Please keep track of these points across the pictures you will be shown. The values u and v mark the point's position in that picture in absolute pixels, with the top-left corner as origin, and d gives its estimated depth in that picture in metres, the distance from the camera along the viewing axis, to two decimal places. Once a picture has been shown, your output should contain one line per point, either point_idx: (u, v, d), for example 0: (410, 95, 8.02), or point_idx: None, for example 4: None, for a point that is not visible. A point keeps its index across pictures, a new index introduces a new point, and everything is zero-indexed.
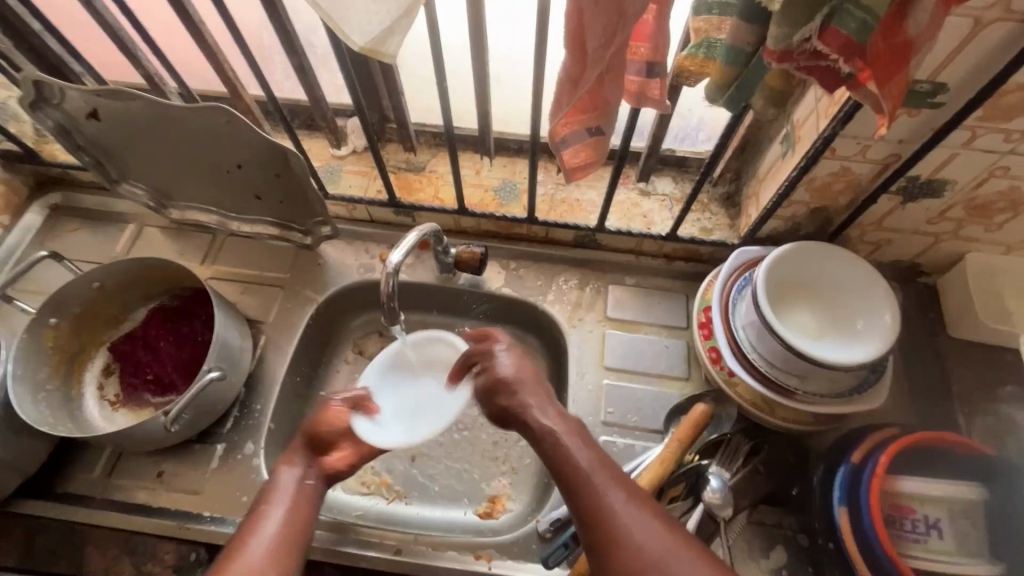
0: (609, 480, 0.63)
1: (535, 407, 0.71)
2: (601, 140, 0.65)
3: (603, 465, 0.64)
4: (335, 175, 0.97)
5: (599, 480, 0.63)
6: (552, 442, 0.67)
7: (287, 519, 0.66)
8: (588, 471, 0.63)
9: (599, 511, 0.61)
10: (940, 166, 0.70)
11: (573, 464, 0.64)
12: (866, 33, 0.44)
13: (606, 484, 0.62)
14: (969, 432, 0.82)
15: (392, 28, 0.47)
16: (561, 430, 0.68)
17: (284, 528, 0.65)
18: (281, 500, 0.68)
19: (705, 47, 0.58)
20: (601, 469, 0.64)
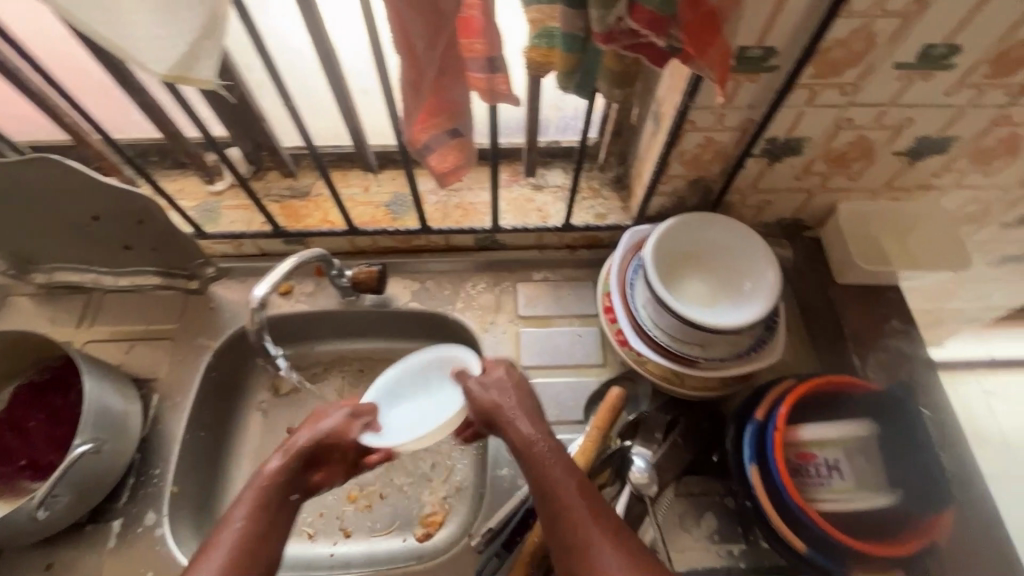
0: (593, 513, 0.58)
1: (517, 419, 0.66)
2: (463, 141, 0.64)
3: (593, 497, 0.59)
4: (213, 212, 0.91)
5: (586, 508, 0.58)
6: (535, 458, 0.62)
7: (258, 534, 0.57)
8: (575, 500, 0.58)
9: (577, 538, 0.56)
10: (792, 125, 0.73)
11: (558, 491, 0.59)
12: (668, 7, 0.46)
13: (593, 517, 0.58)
14: (866, 369, 0.87)
15: (194, 53, 0.45)
16: (547, 441, 0.64)
17: (243, 537, 0.56)
18: (253, 506, 0.59)
19: (546, 37, 0.55)
20: (589, 498, 0.59)
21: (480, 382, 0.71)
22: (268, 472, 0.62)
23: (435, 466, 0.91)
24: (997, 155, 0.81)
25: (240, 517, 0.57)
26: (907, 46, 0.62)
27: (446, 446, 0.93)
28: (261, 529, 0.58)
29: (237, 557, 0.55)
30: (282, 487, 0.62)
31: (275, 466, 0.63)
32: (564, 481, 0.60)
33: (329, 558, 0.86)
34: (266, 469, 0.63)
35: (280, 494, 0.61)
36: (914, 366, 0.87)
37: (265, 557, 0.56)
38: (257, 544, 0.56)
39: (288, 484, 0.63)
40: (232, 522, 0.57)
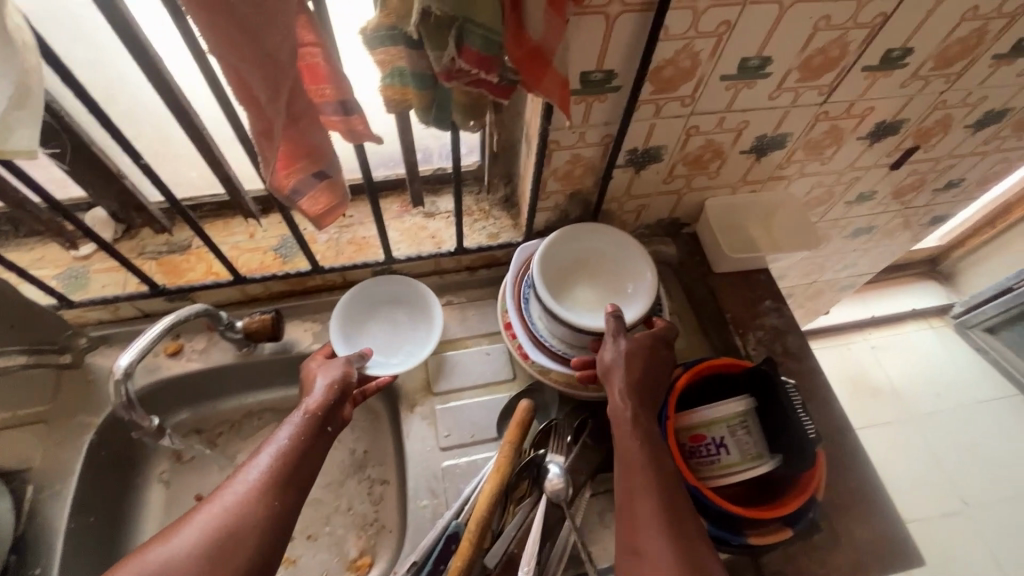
0: (660, 517, 0.60)
1: (613, 390, 0.70)
2: (332, 181, 0.64)
3: (664, 503, 0.61)
4: (82, 278, 0.86)
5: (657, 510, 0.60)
6: (624, 446, 0.66)
7: (298, 452, 0.64)
8: (652, 495, 0.61)
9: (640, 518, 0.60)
10: (647, 136, 0.79)
11: (634, 466, 0.64)
12: (492, 47, 0.48)
13: (659, 520, 0.59)
14: (749, 348, 0.95)
15: (6, 125, 0.42)
16: (642, 439, 0.66)
17: (280, 457, 0.63)
18: (296, 429, 0.66)
19: (398, 76, 0.57)
20: (660, 499, 0.61)
21: (630, 362, 0.71)
22: (313, 401, 0.69)
23: (357, 507, 0.90)
24: (825, 145, 0.92)
25: (286, 436, 0.65)
26: (727, 61, 0.70)
27: (367, 485, 0.91)
28: (303, 449, 0.64)
29: (276, 468, 0.62)
30: (320, 416, 0.68)
31: (316, 398, 0.70)
32: (640, 476, 0.63)
33: None
34: (307, 401, 0.69)
35: (317, 424, 0.67)
36: (788, 338, 0.96)
37: (302, 474, 0.63)
38: (295, 464, 0.63)
39: (326, 415, 0.68)
40: (280, 437, 0.65)
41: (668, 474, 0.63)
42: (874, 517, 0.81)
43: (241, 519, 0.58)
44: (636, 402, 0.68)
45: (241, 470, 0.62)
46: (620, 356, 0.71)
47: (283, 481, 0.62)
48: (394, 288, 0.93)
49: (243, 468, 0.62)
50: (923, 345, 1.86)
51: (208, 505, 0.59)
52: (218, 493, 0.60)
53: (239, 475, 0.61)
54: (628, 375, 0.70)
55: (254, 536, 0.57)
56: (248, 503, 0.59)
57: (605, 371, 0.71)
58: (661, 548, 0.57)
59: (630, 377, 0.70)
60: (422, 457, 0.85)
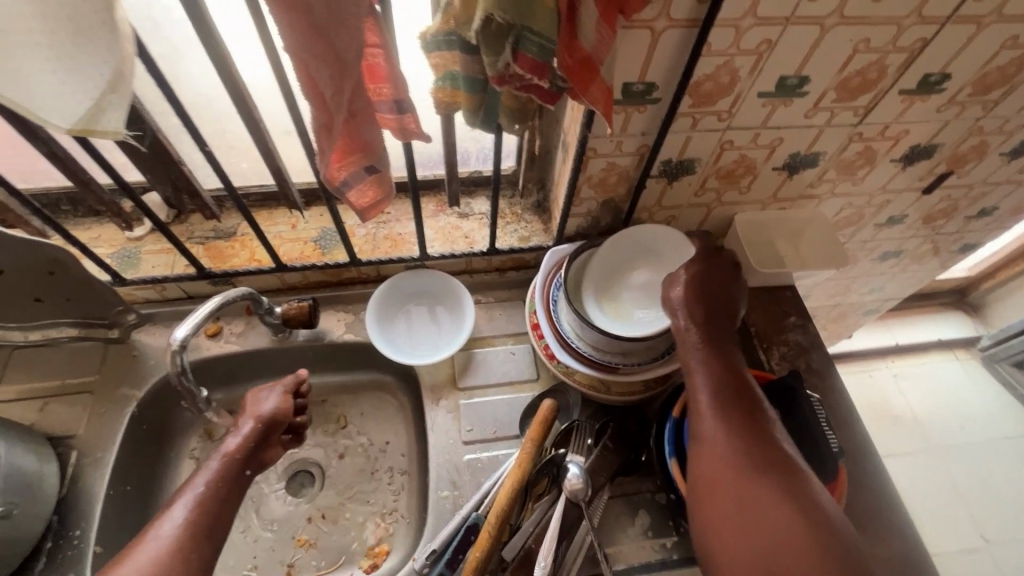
0: (724, 417, 0.64)
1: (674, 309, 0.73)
2: (379, 176, 0.68)
3: (726, 405, 0.65)
4: (133, 258, 0.90)
5: (726, 411, 0.64)
6: (688, 356, 0.70)
7: (221, 495, 0.64)
8: (717, 399, 0.66)
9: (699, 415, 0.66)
10: (682, 148, 0.82)
11: (693, 373, 0.69)
12: (547, 55, 0.51)
13: (722, 421, 0.64)
14: (772, 363, 0.96)
15: (100, 106, 0.46)
16: (704, 349, 0.69)
17: (198, 505, 0.61)
18: (214, 473, 0.65)
19: (450, 79, 0.61)
20: (721, 399, 0.65)
21: (686, 283, 0.72)
22: (233, 444, 0.69)
23: (377, 494, 0.92)
24: (858, 166, 0.93)
25: (204, 482, 0.64)
26: (766, 78, 0.72)
27: (388, 474, 0.94)
28: (224, 493, 0.64)
29: (195, 518, 0.60)
30: (240, 459, 0.68)
31: (235, 442, 0.70)
32: (702, 381, 0.67)
33: None
34: (226, 445, 0.69)
35: (236, 467, 0.67)
36: (812, 354, 0.97)
37: (226, 516, 0.63)
38: (217, 507, 0.63)
39: (246, 457, 0.69)
40: (197, 485, 0.64)
41: (734, 379, 0.67)
42: (890, 539, 0.81)
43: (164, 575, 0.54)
44: (698, 315, 0.71)
45: (149, 529, 0.58)
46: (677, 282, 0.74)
47: (205, 528, 0.60)
48: (414, 281, 0.97)
49: (153, 526, 0.58)
50: (947, 376, 1.82)
51: (130, 556, 0.55)
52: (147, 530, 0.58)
53: (149, 533, 0.57)
54: (685, 295, 0.72)
55: None
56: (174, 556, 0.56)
57: (666, 296, 0.74)
58: (724, 444, 0.62)
59: (688, 294, 0.72)
60: (445, 449, 0.87)
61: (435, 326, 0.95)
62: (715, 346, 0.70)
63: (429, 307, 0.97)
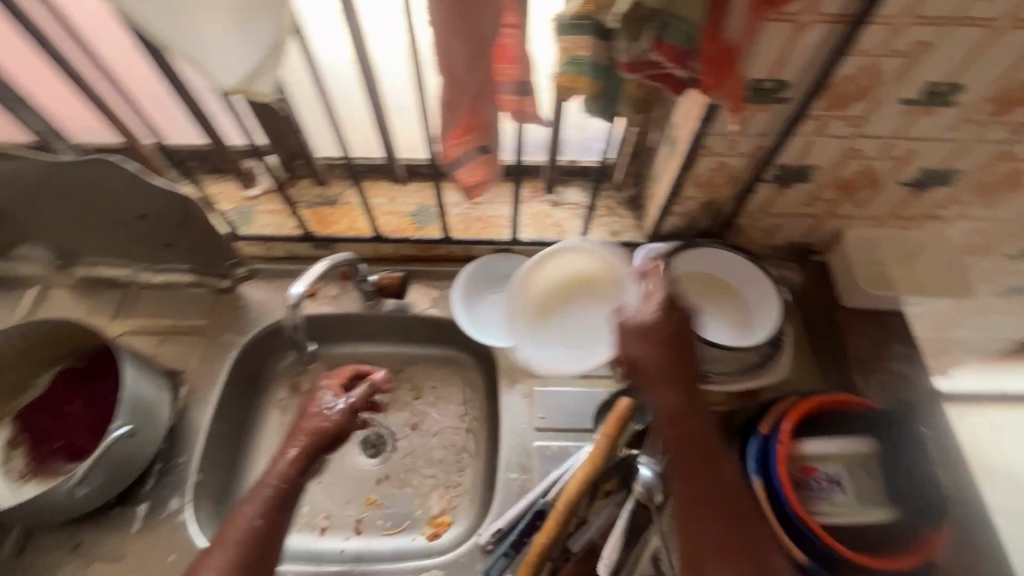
0: (690, 441, 0.74)
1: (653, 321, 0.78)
2: (490, 157, 0.68)
3: (703, 436, 0.72)
4: (248, 215, 0.97)
5: (711, 450, 0.70)
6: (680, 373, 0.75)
7: (273, 526, 0.62)
8: (699, 429, 0.73)
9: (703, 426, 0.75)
10: (801, 153, 0.77)
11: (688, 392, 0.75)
12: (690, 43, 0.50)
13: (699, 451, 0.72)
14: (869, 391, 0.89)
15: (260, 69, 0.50)
16: (683, 381, 0.74)
17: (250, 536, 0.60)
18: (266, 501, 0.63)
19: (574, 64, 0.58)
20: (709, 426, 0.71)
21: (638, 323, 0.78)
22: (280, 466, 0.66)
23: (444, 467, 0.94)
24: (999, 189, 0.84)
25: (252, 514, 0.62)
26: (912, 84, 0.66)
27: (456, 450, 0.95)
28: (272, 525, 0.62)
29: (247, 551, 0.60)
30: (294, 480, 0.66)
31: (283, 464, 0.66)
32: (684, 413, 0.73)
33: (342, 552, 0.89)
34: (274, 468, 0.66)
35: (291, 490, 0.65)
36: (917, 389, 0.89)
37: (280, 546, 0.62)
38: (269, 537, 0.61)
39: (301, 478, 0.67)
40: (247, 515, 0.62)
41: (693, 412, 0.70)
42: None
43: None
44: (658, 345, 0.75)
45: (203, 556, 0.59)
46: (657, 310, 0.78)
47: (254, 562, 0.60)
48: (505, 263, 0.98)
49: (205, 553, 0.59)
50: None
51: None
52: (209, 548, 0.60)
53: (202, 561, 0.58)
54: (655, 324, 0.77)
55: None
56: None
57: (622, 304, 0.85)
58: (699, 482, 0.69)
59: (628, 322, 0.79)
60: (517, 433, 0.88)
61: (522, 310, 0.96)
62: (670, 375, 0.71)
63: (517, 290, 0.97)
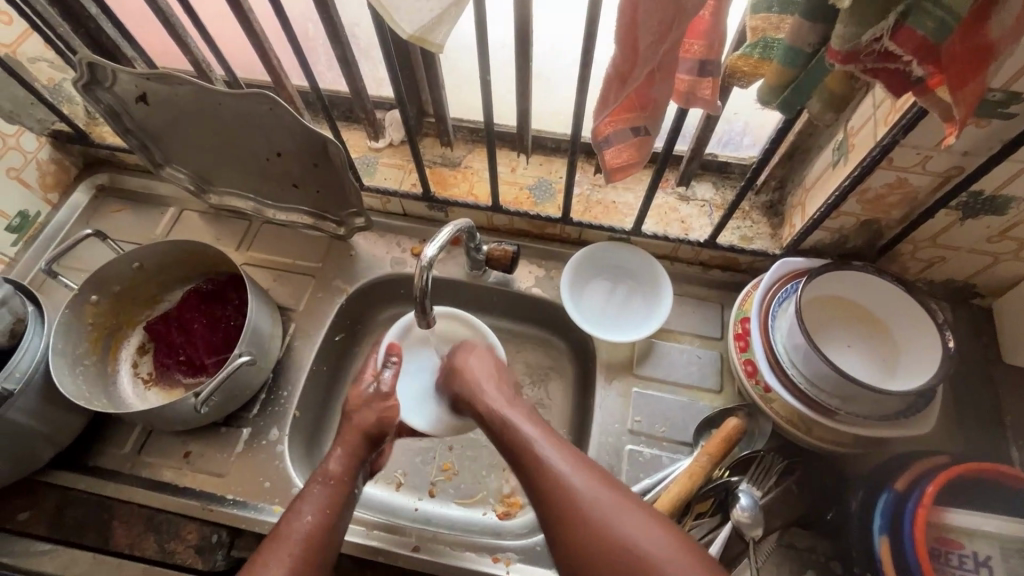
0: (556, 445, 0.65)
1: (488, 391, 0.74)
2: (644, 140, 0.63)
3: (555, 438, 0.66)
4: (371, 166, 0.97)
5: (547, 452, 0.64)
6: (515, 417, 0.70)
7: (330, 527, 0.63)
8: (535, 446, 0.65)
9: (549, 479, 0.61)
10: (1006, 182, 0.65)
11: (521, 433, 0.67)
12: (944, 36, 0.42)
13: (556, 454, 0.63)
14: (1023, 465, 0.77)
15: (440, 19, 0.47)
16: (518, 415, 0.70)
17: (313, 529, 0.62)
18: (322, 503, 0.64)
19: (762, 48, 0.54)
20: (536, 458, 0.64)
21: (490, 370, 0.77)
22: (335, 467, 0.68)
23: None
24: None
25: (310, 514, 0.63)
26: None
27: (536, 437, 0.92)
28: (331, 521, 0.63)
29: (314, 545, 0.61)
30: (348, 483, 0.67)
31: (334, 466, 0.68)
32: (530, 432, 0.67)
33: (415, 512, 0.89)
34: (326, 467, 0.68)
35: (347, 489, 0.67)
36: None
37: (336, 543, 0.63)
38: (329, 532, 0.63)
39: (353, 477, 0.68)
40: (304, 515, 0.63)
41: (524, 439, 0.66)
42: None
43: None
44: (488, 388, 0.75)
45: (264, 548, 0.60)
46: (490, 357, 0.79)
47: (318, 550, 0.61)
48: (624, 250, 0.93)
49: (265, 547, 0.60)
50: None
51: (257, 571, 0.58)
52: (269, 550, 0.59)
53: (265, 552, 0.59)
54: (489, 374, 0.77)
55: None
56: None
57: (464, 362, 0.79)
58: (575, 465, 0.62)
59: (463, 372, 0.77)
60: (608, 432, 0.84)
61: (635, 302, 0.91)
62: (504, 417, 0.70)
63: (631, 280, 0.93)
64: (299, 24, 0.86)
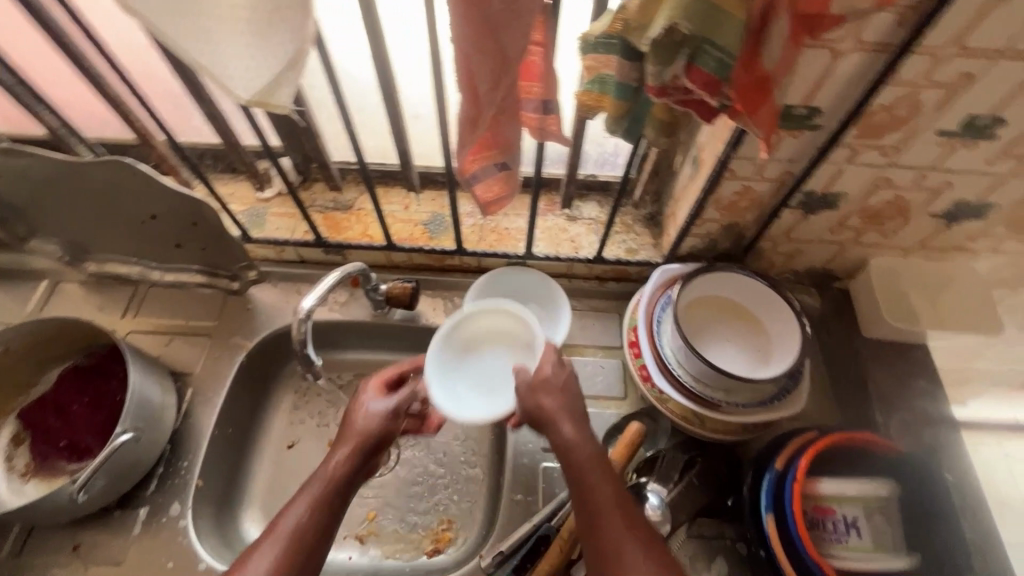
0: (614, 492, 0.59)
1: (563, 420, 0.63)
2: (509, 174, 0.67)
3: (623, 501, 0.59)
4: (261, 218, 0.96)
5: (604, 508, 0.58)
6: (581, 470, 0.61)
7: (319, 525, 0.59)
8: (602, 506, 0.58)
9: (607, 547, 0.56)
10: (830, 181, 0.74)
11: (589, 489, 0.59)
12: (725, 71, 0.47)
13: (610, 500, 0.59)
14: (887, 427, 0.86)
15: (278, 81, 0.48)
16: (585, 453, 0.61)
17: (296, 534, 0.58)
18: (308, 510, 0.60)
19: (599, 83, 0.58)
20: (607, 512, 0.58)
21: (529, 379, 0.66)
22: (332, 468, 0.63)
23: (447, 482, 0.93)
24: None
25: (292, 525, 0.58)
26: (952, 116, 0.63)
27: (466, 469, 0.93)
28: (322, 524, 0.60)
29: (297, 544, 0.57)
30: (342, 487, 0.63)
31: (337, 461, 0.64)
32: (603, 484, 0.59)
33: (341, 565, 0.87)
34: (330, 463, 0.64)
35: (337, 498, 0.62)
36: (939, 430, 0.85)
37: (325, 548, 0.59)
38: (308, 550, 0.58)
39: (349, 484, 0.64)
40: (282, 531, 0.58)
41: (589, 498, 0.59)
42: None
43: None
44: (549, 402, 0.64)
45: (254, 550, 0.57)
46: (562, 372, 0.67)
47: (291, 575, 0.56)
48: (503, 275, 0.94)
49: (257, 547, 0.57)
50: None
51: None
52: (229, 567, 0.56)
53: (253, 557, 0.56)
54: (554, 381, 0.66)
55: None
56: None
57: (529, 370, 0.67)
58: (628, 524, 0.57)
59: (525, 400, 0.65)
60: (523, 455, 0.86)
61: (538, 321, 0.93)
62: (597, 461, 0.61)
63: (525, 300, 0.95)
64: (162, 83, 0.84)
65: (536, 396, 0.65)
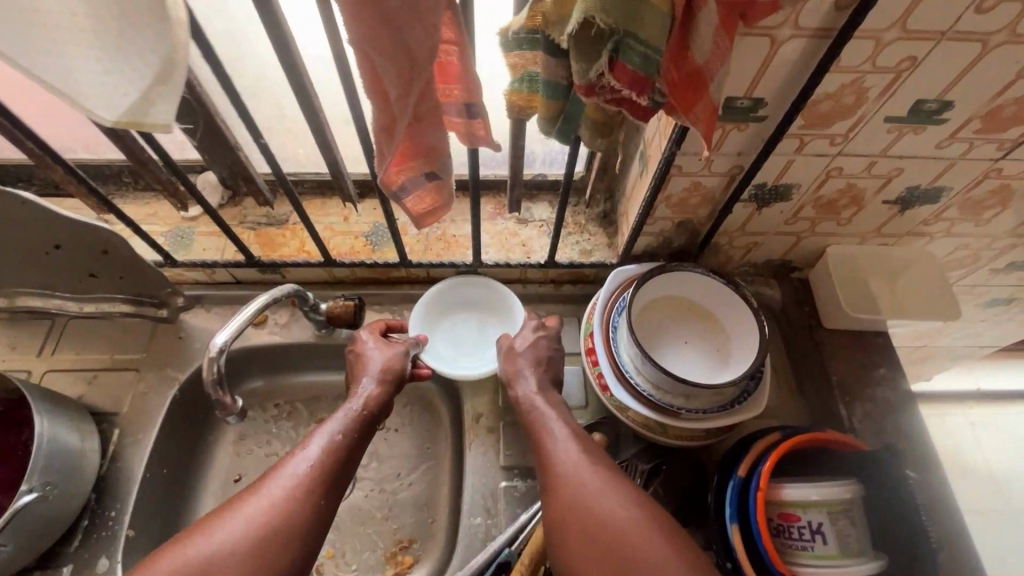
0: (567, 424, 0.68)
1: (526, 376, 0.75)
2: (439, 183, 0.62)
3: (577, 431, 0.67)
4: (187, 239, 0.89)
5: (557, 434, 0.67)
6: (539, 412, 0.71)
7: (347, 446, 0.64)
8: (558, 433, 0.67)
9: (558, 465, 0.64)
10: (781, 173, 0.71)
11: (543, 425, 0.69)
12: (651, 68, 0.43)
13: (563, 429, 0.68)
14: (851, 420, 0.84)
15: (148, 98, 0.41)
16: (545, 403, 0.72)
17: (325, 454, 0.62)
18: (340, 426, 0.65)
19: (528, 81, 0.54)
20: (564, 438, 0.66)
21: (509, 343, 0.78)
22: (362, 398, 0.70)
23: (405, 505, 0.88)
24: (988, 206, 0.77)
25: (319, 445, 0.63)
26: (900, 101, 0.60)
27: (426, 490, 0.89)
28: (349, 445, 0.64)
29: (325, 462, 0.61)
30: (370, 414, 0.69)
31: (365, 391, 0.71)
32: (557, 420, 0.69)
33: None
34: (359, 392, 0.71)
35: (364, 422, 0.68)
36: (902, 418, 0.84)
37: (350, 469, 0.64)
38: (333, 469, 0.61)
39: (374, 417, 0.70)
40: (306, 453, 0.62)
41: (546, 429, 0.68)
42: None
43: (286, 520, 0.56)
44: (523, 363, 0.76)
45: (280, 467, 0.60)
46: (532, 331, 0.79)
47: (328, 481, 0.60)
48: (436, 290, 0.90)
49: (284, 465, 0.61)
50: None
51: (239, 506, 0.57)
52: (237, 507, 0.56)
53: (280, 472, 0.60)
54: (534, 342, 0.78)
55: (293, 540, 0.56)
56: (256, 543, 0.54)
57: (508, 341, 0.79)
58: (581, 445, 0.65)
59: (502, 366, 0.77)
60: (482, 474, 0.82)
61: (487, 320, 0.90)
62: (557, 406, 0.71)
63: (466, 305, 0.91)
64: None
65: (511, 360, 0.77)
